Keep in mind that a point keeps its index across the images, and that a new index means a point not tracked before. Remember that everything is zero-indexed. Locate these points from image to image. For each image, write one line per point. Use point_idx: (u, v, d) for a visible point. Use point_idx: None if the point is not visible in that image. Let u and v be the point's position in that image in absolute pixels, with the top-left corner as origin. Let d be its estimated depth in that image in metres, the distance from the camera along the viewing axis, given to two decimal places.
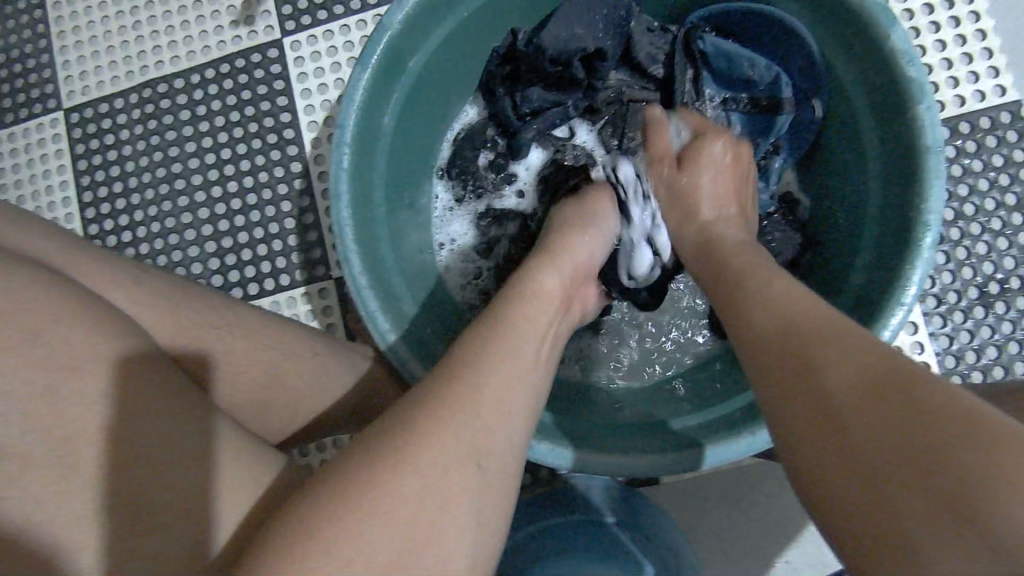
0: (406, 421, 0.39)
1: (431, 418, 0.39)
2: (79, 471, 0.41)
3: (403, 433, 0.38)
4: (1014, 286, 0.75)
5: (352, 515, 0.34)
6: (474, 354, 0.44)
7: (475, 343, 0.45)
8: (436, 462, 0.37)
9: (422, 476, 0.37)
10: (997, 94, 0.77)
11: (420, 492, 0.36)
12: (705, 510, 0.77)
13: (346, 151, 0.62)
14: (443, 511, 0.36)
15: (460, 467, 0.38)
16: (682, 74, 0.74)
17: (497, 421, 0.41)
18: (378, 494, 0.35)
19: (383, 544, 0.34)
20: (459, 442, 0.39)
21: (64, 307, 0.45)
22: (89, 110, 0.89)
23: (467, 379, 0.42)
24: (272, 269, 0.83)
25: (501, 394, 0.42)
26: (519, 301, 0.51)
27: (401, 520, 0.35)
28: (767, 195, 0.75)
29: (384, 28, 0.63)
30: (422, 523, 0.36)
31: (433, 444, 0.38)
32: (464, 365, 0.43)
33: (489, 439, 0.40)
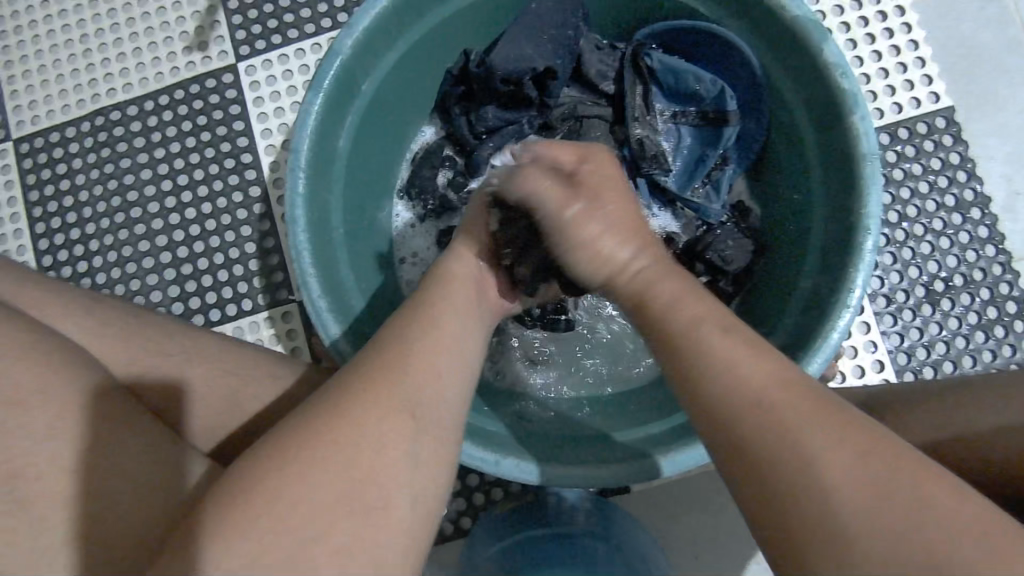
0: (340, 388, 0.42)
1: (362, 403, 0.40)
2: (32, 504, 0.41)
3: (338, 412, 0.40)
4: (958, 283, 0.78)
5: (299, 489, 0.36)
6: (402, 327, 0.47)
7: (403, 320, 0.48)
8: (376, 439, 0.39)
9: (357, 428, 0.39)
10: (931, 101, 0.81)
11: (367, 463, 0.38)
12: (675, 515, 0.79)
13: (301, 175, 0.63)
14: (379, 459, 0.39)
15: (394, 416, 0.40)
16: (632, 90, 0.77)
17: (428, 378, 0.43)
18: (315, 448, 0.38)
19: (322, 490, 0.37)
20: (395, 422, 0.40)
21: (14, 338, 0.45)
22: (39, 140, 0.89)
23: (395, 347, 0.44)
24: (233, 294, 0.83)
25: (431, 354, 0.45)
26: (445, 276, 0.54)
27: (341, 468, 0.38)
28: (718, 205, 0.78)
29: (336, 53, 0.65)
30: (359, 468, 0.38)
31: (364, 400, 0.40)
32: (392, 337, 0.46)
33: (423, 393, 0.42)
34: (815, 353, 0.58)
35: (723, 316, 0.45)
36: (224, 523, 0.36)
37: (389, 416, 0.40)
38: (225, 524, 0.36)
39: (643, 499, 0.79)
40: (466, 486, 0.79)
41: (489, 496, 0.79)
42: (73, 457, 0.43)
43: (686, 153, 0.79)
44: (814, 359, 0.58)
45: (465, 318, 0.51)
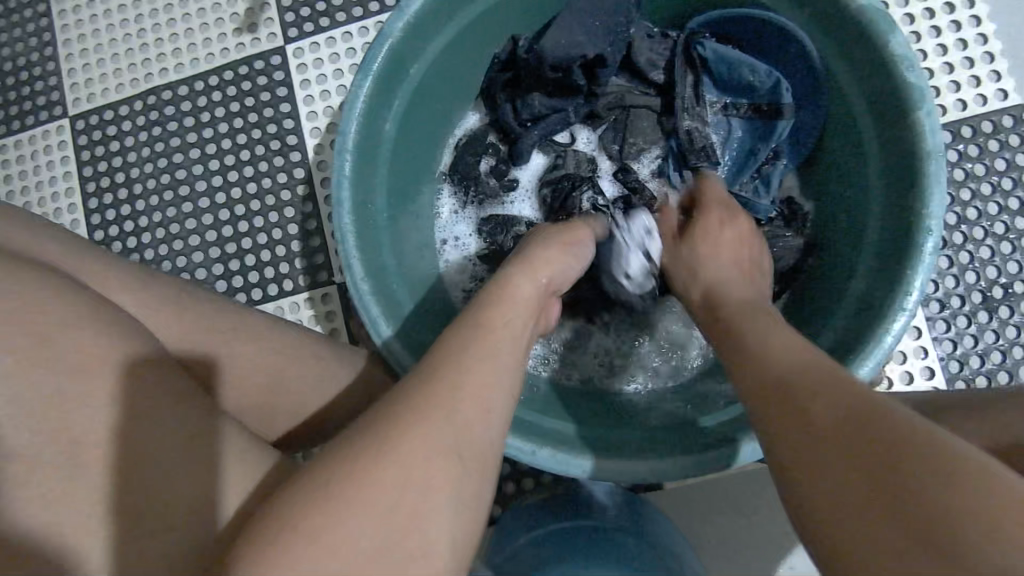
0: (385, 418, 0.40)
1: (417, 414, 0.40)
2: (82, 471, 0.42)
3: (393, 420, 0.40)
4: (1018, 290, 0.75)
5: (345, 492, 0.37)
6: (449, 352, 0.45)
7: (452, 345, 0.46)
8: (421, 450, 0.39)
9: (401, 472, 0.38)
10: (998, 99, 0.77)
11: (404, 477, 0.38)
12: (707, 515, 0.77)
13: (348, 157, 0.64)
14: (422, 505, 0.38)
15: (440, 462, 0.39)
16: (683, 80, 0.76)
17: (478, 415, 0.42)
18: (359, 489, 0.37)
19: (364, 533, 0.36)
20: (442, 437, 0.40)
21: (70, 307, 0.46)
22: (94, 117, 0.91)
23: (446, 380, 0.43)
24: (275, 274, 0.84)
25: (479, 389, 0.43)
26: (497, 297, 0.52)
27: (383, 512, 0.37)
28: (768, 199, 0.76)
29: (386, 36, 0.65)
30: (405, 511, 0.37)
31: (411, 443, 0.39)
32: (442, 364, 0.44)
33: (470, 434, 0.41)
34: (865, 358, 0.56)
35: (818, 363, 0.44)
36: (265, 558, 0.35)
37: (436, 460, 0.39)
38: (269, 559, 0.35)
39: (675, 496, 0.78)
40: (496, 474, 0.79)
41: (519, 485, 0.78)
42: (125, 425, 0.43)
43: (735, 147, 0.78)
44: (864, 364, 0.56)
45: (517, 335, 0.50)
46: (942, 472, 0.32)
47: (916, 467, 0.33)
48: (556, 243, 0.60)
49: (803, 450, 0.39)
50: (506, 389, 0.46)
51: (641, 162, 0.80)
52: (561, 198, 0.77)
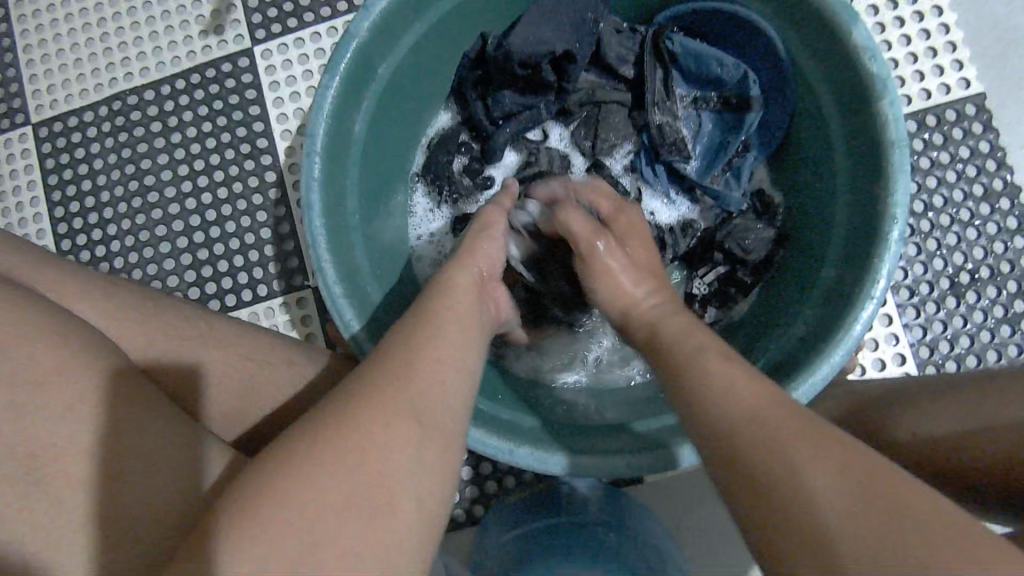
0: (340, 396, 0.41)
1: (369, 391, 0.41)
2: (50, 487, 0.41)
3: (345, 400, 0.40)
4: (985, 275, 0.76)
5: (302, 468, 0.36)
6: (400, 335, 0.46)
7: (403, 330, 0.47)
8: (376, 420, 0.39)
9: (359, 436, 0.38)
10: (961, 87, 0.79)
11: (362, 445, 0.38)
12: (689, 507, 0.78)
13: (317, 159, 0.63)
14: (385, 467, 0.38)
15: (400, 426, 0.39)
16: (653, 75, 0.76)
17: (436, 386, 0.43)
18: (321, 451, 0.37)
19: (327, 495, 0.36)
20: (395, 406, 0.40)
21: (34, 320, 0.45)
22: (58, 124, 0.89)
23: (400, 356, 0.44)
24: (249, 280, 0.83)
25: (433, 362, 0.44)
26: (445, 285, 0.53)
27: (346, 474, 0.37)
28: (739, 192, 0.76)
29: (352, 36, 0.64)
30: (366, 472, 0.37)
31: (369, 410, 0.39)
32: (394, 346, 0.45)
33: (428, 402, 0.42)
34: (836, 347, 0.57)
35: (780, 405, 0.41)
36: (231, 532, 0.34)
37: (394, 424, 0.39)
38: (234, 531, 0.34)
39: (655, 489, 0.79)
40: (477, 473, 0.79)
41: (501, 484, 0.78)
42: (94, 439, 0.43)
43: (706, 140, 0.78)
44: (835, 353, 0.57)
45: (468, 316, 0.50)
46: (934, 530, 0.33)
47: (908, 523, 0.33)
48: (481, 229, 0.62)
49: (774, 504, 0.36)
50: (464, 362, 0.46)
51: (614, 157, 0.81)
52: None
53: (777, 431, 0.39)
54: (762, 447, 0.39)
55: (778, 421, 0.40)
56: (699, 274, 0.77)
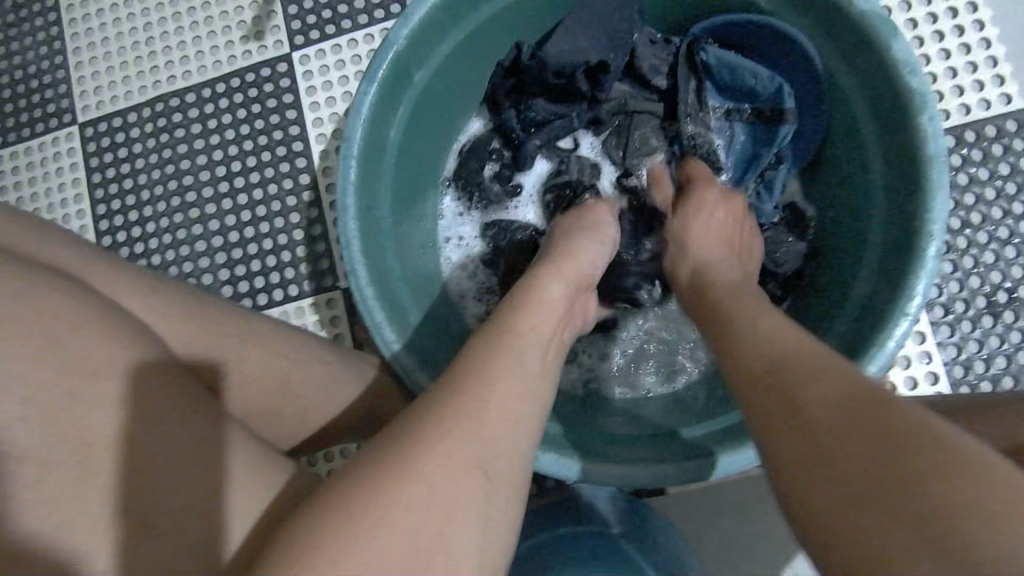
0: (414, 431, 0.40)
1: (437, 431, 0.40)
2: (90, 473, 0.42)
3: (409, 444, 0.39)
4: (1023, 295, 0.75)
5: (367, 519, 0.36)
6: (473, 357, 0.46)
7: (481, 356, 0.46)
8: (443, 470, 0.39)
9: (426, 487, 0.38)
10: (1002, 103, 0.77)
11: (427, 501, 0.38)
12: (711, 521, 0.77)
13: (353, 163, 0.64)
14: (453, 522, 0.38)
15: (470, 477, 0.40)
16: (686, 85, 0.76)
17: (507, 431, 0.43)
18: (385, 499, 0.37)
19: (401, 545, 0.36)
20: (463, 454, 0.40)
21: (81, 311, 0.47)
22: (102, 124, 0.92)
23: (469, 392, 0.43)
24: (281, 280, 0.84)
25: (508, 401, 0.44)
26: (521, 302, 0.53)
27: (419, 521, 0.37)
28: (770, 206, 0.76)
29: (390, 44, 0.65)
30: (438, 523, 0.37)
31: (446, 455, 0.39)
32: (472, 373, 0.45)
33: (491, 448, 0.41)
34: (868, 362, 0.56)
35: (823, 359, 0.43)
36: (309, 570, 0.34)
37: (465, 477, 0.39)
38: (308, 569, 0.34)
39: (677, 501, 0.78)
40: None
41: (522, 491, 0.78)
42: (135, 427, 0.44)
43: (739, 150, 0.77)
44: (866, 369, 0.56)
45: (543, 340, 0.50)
46: (933, 455, 0.33)
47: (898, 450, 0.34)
48: (592, 235, 0.63)
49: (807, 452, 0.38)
50: (533, 401, 0.46)
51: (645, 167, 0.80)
52: (564, 205, 0.78)
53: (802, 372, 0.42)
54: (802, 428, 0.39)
55: (803, 378, 0.41)
56: None
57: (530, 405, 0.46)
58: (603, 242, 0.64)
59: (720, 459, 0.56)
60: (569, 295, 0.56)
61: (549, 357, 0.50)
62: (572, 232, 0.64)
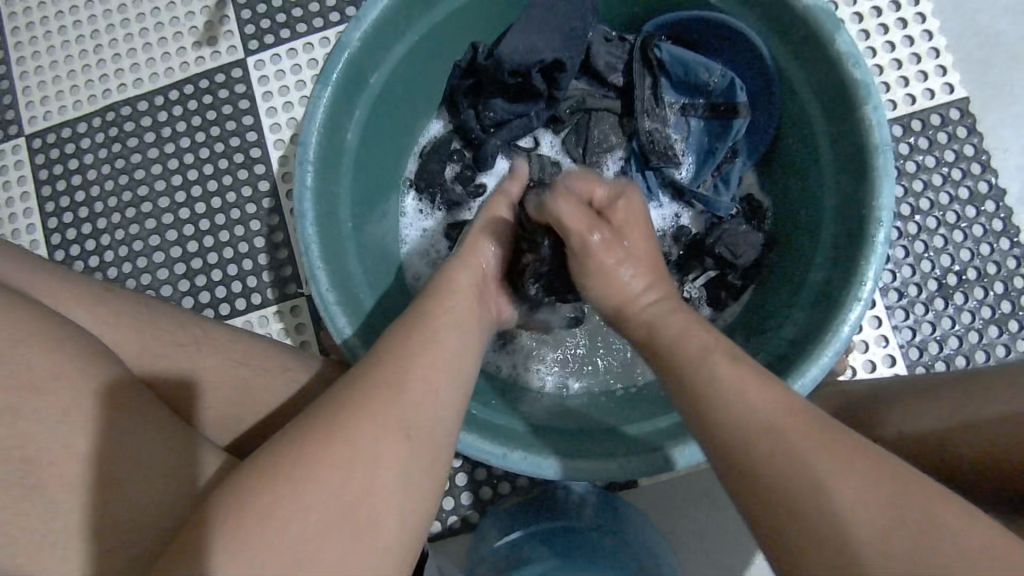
0: (343, 398, 0.42)
1: (363, 398, 0.41)
2: (46, 491, 0.41)
3: (334, 409, 0.41)
4: (972, 276, 0.77)
5: (289, 478, 0.37)
6: (395, 338, 0.47)
7: (397, 334, 0.48)
8: (365, 430, 0.40)
9: (350, 447, 0.39)
10: (945, 93, 0.80)
11: (352, 458, 0.38)
12: (682, 511, 0.78)
13: (310, 168, 0.63)
14: (372, 486, 0.38)
15: (389, 439, 0.40)
16: (642, 82, 0.77)
17: (423, 399, 0.43)
18: (312, 461, 0.38)
19: (316, 508, 0.36)
20: (389, 416, 0.41)
21: (32, 327, 0.45)
22: (50, 135, 0.90)
23: (394, 364, 0.44)
24: (243, 288, 0.83)
25: (426, 369, 0.45)
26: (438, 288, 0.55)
27: (334, 484, 0.37)
28: (728, 197, 0.77)
29: (343, 47, 0.65)
30: (356, 484, 0.38)
31: (359, 420, 0.40)
32: (389, 352, 0.46)
33: (420, 412, 0.43)
34: (825, 347, 0.58)
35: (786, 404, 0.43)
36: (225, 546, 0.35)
37: (385, 431, 0.40)
38: (229, 534, 0.35)
39: (650, 492, 0.79)
40: (472, 480, 0.78)
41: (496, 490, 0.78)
42: (92, 445, 0.43)
43: (695, 146, 0.79)
44: (823, 354, 0.57)
45: (462, 323, 0.52)
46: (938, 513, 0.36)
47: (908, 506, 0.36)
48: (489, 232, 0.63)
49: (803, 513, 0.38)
50: (452, 373, 0.47)
51: (606, 164, 0.81)
52: None
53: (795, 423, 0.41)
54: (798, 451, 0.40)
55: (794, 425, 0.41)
56: (691, 279, 0.77)
57: (453, 376, 0.47)
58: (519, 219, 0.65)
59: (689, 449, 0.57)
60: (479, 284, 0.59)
61: (468, 337, 0.51)
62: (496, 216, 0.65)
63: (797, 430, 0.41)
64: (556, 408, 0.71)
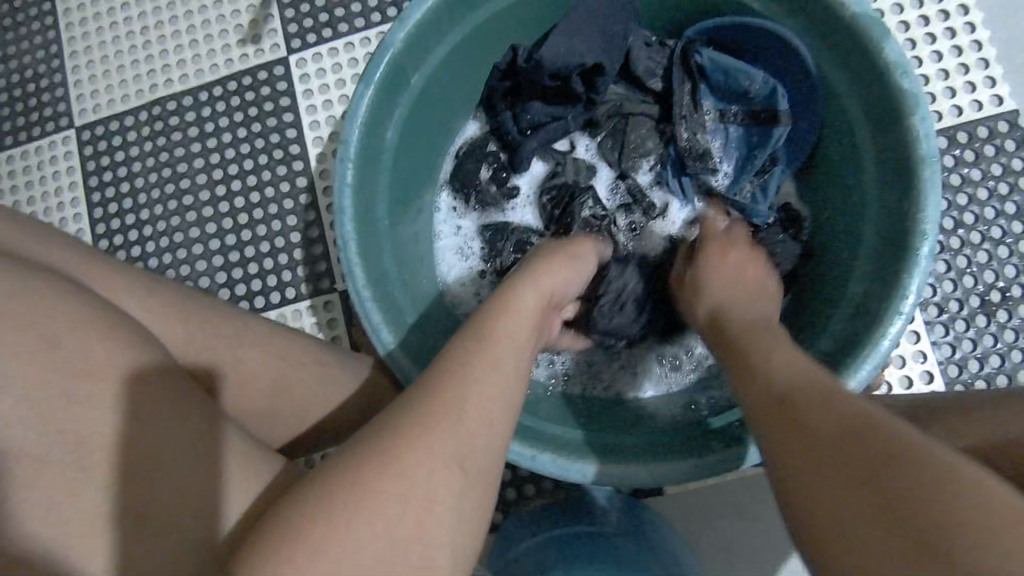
0: (397, 425, 0.41)
1: (417, 428, 0.40)
2: (91, 472, 0.42)
3: (390, 437, 0.40)
4: (1016, 294, 0.75)
5: (343, 513, 0.37)
6: (456, 358, 0.46)
7: (457, 354, 0.47)
8: (421, 463, 0.39)
9: (403, 481, 0.38)
10: (994, 104, 0.78)
11: (403, 492, 0.38)
12: (709, 521, 0.77)
13: (349, 165, 0.64)
14: (424, 519, 0.38)
15: (444, 473, 0.40)
16: (681, 87, 0.77)
17: (485, 419, 0.43)
18: (367, 496, 0.37)
19: (368, 543, 0.36)
20: (445, 450, 0.40)
21: (82, 312, 0.47)
22: (98, 127, 0.92)
23: (450, 392, 0.43)
24: (278, 282, 0.85)
25: (483, 399, 0.43)
26: (500, 305, 0.53)
27: (384, 519, 0.37)
28: (765, 207, 0.76)
29: (386, 46, 0.66)
30: (409, 518, 0.38)
31: (416, 442, 0.40)
32: (453, 364, 0.46)
33: (475, 446, 0.42)
34: (863, 362, 0.57)
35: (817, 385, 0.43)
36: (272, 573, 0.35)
37: (439, 465, 0.40)
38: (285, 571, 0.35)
39: (676, 500, 0.78)
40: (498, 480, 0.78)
41: (521, 491, 0.78)
42: (133, 428, 0.44)
43: (733, 154, 0.79)
44: (861, 368, 0.56)
45: (519, 341, 0.50)
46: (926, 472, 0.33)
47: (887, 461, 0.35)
48: (563, 257, 0.62)
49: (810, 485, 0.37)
50: (514, 388, 0.46)
51: (641, 169, 0.81)
52: (562, 206, 0.79)
53: (807, 400, 0.42)
54: (812, 462, 0.38)
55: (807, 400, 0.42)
56: None
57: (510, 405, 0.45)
58: (581, 254, 0.64)
59: (727, 457, 0.57)
60: (544, 303, 0.56)
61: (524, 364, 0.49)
62: (568, 253, 0.63)
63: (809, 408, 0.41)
64: (599, 416, 0.70)
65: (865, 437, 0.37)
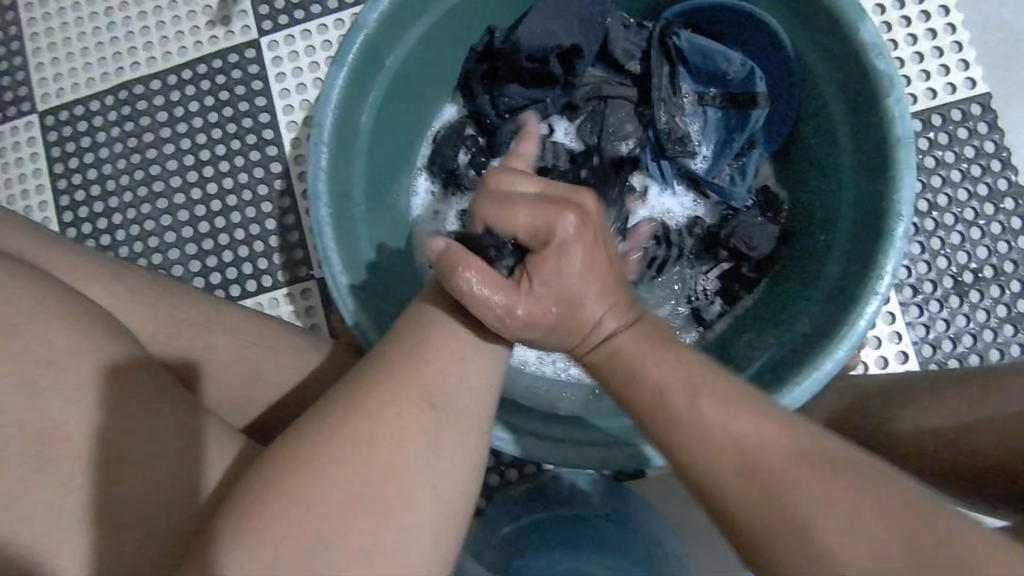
0: (361, 382, 0.43)
1: (378, 379, 0.43)
2: (62, 466, 0.41)
3: (353, 390, 0.43)
4: (988, 274, 0.77)
5: (313, 458, 0.39)
6: (416, 325, 0.49)
7: (417, 321, 0.50)
8: (385, 407, 0.41)
9: (369, 423, 0.40)
10: (967, 87, 0.79)
11: (372, 433, 0.40)
12: (690, 502, 0.78)
13: (324, 150, 0.63)
14: (397, 455, 0.40)
15: (412, 412, 0.42)
16: (659, 70, 0.76)
17: (441, 373, 0.45)
18: (335, 440, 0.39)
19: (341, 481, 0.38)
20: (410, 393, 0.43)
21: (47, 302, 0.45)
22: (63, 112, 0.89)
23: (408, 350, 0.46)
24: (254, 270, 0.83)
25: (442, 351, 0.46)
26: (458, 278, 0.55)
27: (354, 458, 0.39)
28: (743, 189, 0.77)
29: (360, 28, 0.64)
30: (379, 454, 0.40)
31: (378, 390, 0.42)
32: (413, 330, 0.49)
33: (442, 392, 0.44)
34: (839, 342, 0.57)
35: (758, 418, 0.39)
36: (249, 521, 0.37)
37: (405, 408, 0.42)
38: (259, 517, 0.37)
39: (657, 481, 0.79)
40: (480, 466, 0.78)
41: (503, 477, 0.78)
42: (104, 421, 0.43)
43: (712, 137, 0.79)
44: (837, 348, 0.57)
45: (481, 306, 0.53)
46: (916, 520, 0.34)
47: (884, 517, 0.34)
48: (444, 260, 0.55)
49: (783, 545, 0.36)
50: (478, 344, 0.49)
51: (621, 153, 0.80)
52: None
53: (762, 445, 0.38)
54: (788, 522, 0.36)
55: (759, 441, 0.38)
56: (704, 270, 0.78)
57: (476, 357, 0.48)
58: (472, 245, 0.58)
59: None
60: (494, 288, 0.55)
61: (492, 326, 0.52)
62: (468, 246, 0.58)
63: (765, 454, 0.37)
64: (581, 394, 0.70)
65: (836, 473, 0.36)
